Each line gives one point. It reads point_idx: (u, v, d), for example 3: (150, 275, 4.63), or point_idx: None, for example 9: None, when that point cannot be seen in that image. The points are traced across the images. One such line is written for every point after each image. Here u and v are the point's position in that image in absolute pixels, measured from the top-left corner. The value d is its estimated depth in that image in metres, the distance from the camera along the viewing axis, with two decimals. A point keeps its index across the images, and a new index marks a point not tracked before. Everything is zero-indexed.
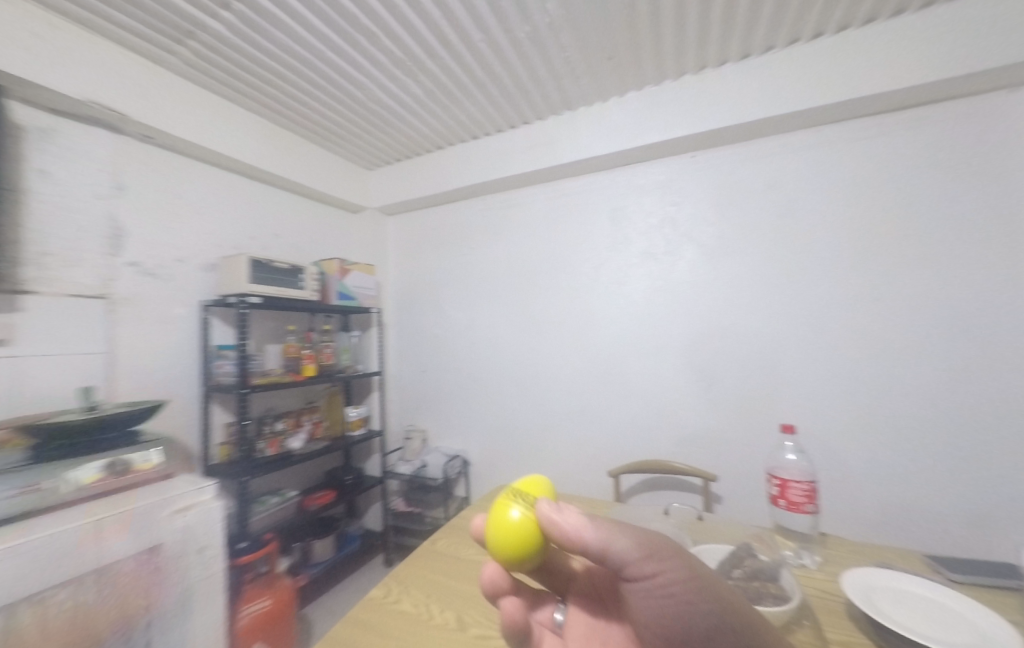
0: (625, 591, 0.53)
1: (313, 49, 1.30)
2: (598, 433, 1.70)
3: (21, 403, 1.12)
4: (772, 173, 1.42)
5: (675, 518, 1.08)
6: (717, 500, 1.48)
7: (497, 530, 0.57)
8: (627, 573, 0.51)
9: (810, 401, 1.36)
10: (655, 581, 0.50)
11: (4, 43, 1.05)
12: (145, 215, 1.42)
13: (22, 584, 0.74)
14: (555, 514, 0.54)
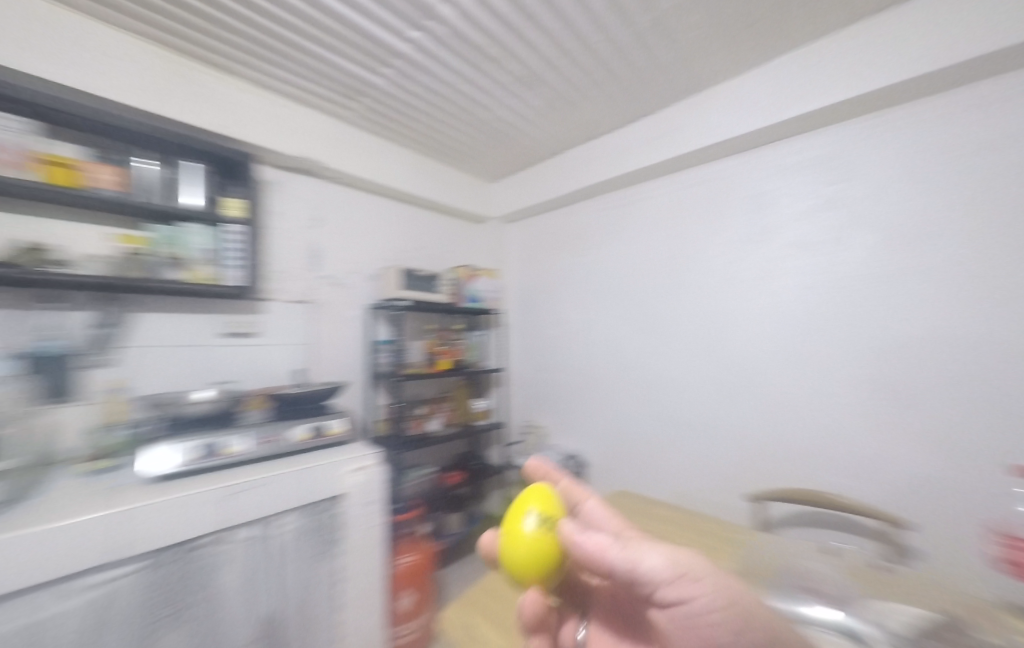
0: (660, 617, 0.51)
1: (453, 84, 1.52)
2: (736, 455, 1.57)
3: (264, 379, 1.57)
4: (978, 131, 1.14)
5: (840, 558, 0.93)
6: (895, 544, 1.24)
7: (512, 546, 0.60)
8: (660, 596, 0.49)
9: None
10: (693, 606, 0.48)
11: (256, 123, 1.49)
12: (333, 238, 1.83)
13: (267, 505, 1.04)
14: (581, 535, 0.53)
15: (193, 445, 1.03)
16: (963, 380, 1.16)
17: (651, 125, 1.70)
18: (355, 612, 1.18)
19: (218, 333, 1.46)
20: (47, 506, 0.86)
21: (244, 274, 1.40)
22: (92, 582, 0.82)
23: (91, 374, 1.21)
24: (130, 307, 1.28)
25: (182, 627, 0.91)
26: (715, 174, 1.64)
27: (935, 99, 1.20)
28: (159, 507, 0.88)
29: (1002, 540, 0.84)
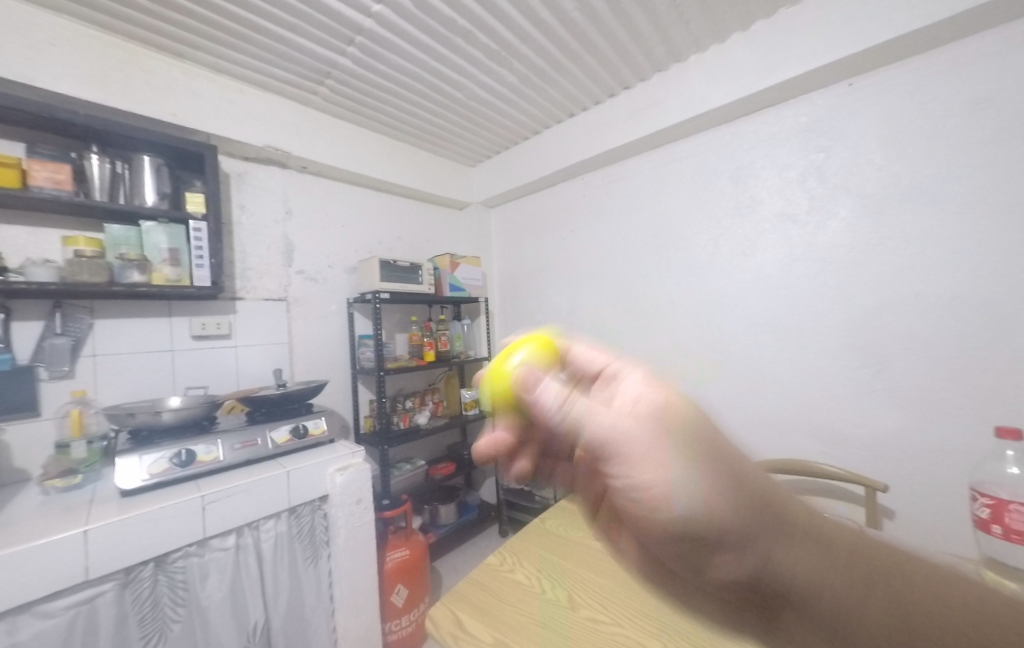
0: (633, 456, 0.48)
1: (419, 61, 1.44)
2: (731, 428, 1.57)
3: (243, 380, 1.52)
4: (975, 86, 1.10)
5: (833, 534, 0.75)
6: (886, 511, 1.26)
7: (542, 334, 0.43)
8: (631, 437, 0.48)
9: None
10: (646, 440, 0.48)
11: (215, 113, 1.39)
12: (306, 232, 1.76)
13: (250, 513, 1.01)
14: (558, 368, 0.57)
15: (162, 456, 0.98)
16: (955, 341, 1.14)
17: (629, 100, 1.64)
18: (347, 614, 1.16)
19: (187, 336, 1.39)
20: (9, 529, 0.81)
21: (211, 272, 1.32)
22: (56, 610, 0.77)
23: (46, 388, 1.15)
24: (86, 313, 1.21)
25: (163, 647, 0.88)
26: (698, 146, 1.60)
27: (932, 54, 1.15)
28: (130, 523, 0.84)
29: (981, 498, 0.81)
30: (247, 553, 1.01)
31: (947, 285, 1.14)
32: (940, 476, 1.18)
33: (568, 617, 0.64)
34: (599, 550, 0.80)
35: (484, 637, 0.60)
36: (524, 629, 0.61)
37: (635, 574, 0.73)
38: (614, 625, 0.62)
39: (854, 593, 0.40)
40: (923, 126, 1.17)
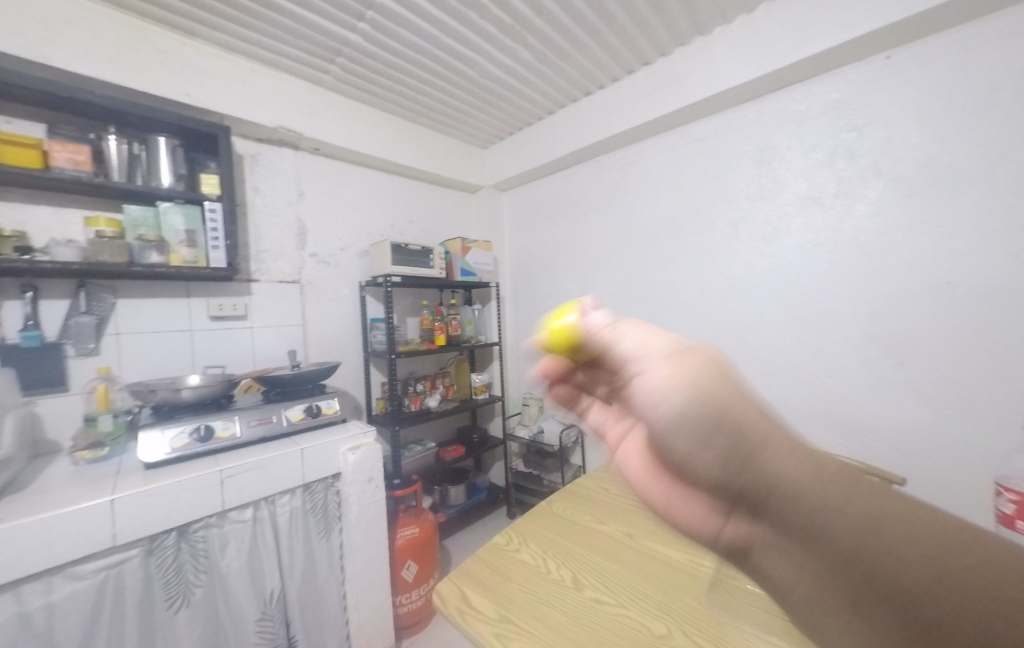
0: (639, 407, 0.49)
1: (432, 37, 1.40)
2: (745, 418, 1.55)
3: (259, 361, 1.55)
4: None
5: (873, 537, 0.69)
6: (903, 504, 1.24)
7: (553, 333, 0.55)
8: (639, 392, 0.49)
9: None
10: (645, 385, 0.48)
11: (229, 92, 1.39)
12: (319, 214, 1.77)
13: (266, 488, 1.04)
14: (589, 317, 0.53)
15: (182, 431, 1.02)
16: (983, 333, 1.10)
17: (648, 77, 1.59)
18: (359, 586, 1.21)
19: (205, 317, 1.42)
20: (41, 497, 0.85)
21: (226, 253, 1.33)
22: (86, 572, 0.82)
23: (73, 365, 1.19)
24: (108, 293, 1.24)
25: (186, 609, 0.93)
26: (719, 126, 1.54)
27: (978, 24, 1.08)
28: (153, 495, 0.88)
29: (1004, 493, 0.78)
30: (265, 526, 1.05)
31: (979, 274, 1.10)
32: (961, 470, 1.15)
33: (572, 596, 0.65)
34: (604, 532, 0.81)
35: (489, 612, 0.62)
36: (529, 607, 0.63)
37: (640, 558, 0.73)
38: (617, 606, 0.62)
39: (851, 523, 0.38)
40: (962, 104, 1.10)
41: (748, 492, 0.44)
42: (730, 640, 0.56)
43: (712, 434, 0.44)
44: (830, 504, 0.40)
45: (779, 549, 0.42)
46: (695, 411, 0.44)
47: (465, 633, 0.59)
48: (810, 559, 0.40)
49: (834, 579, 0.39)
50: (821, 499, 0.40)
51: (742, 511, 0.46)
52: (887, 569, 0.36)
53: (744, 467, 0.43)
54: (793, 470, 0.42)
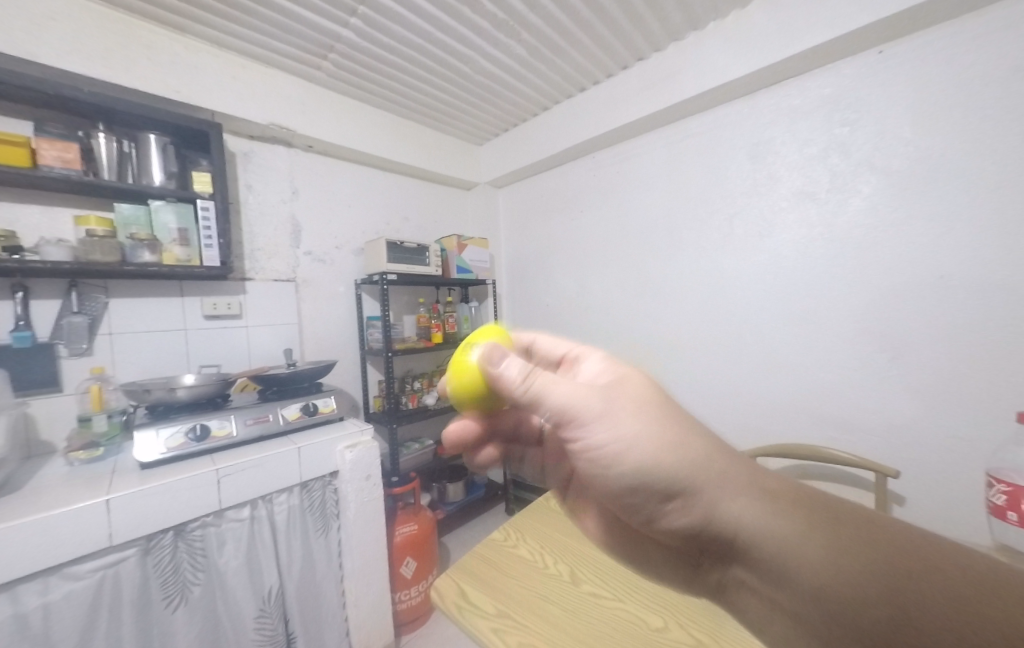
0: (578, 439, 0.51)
1: (425, 33, 1.39)
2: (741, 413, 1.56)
3: (255, 360, 1.54)
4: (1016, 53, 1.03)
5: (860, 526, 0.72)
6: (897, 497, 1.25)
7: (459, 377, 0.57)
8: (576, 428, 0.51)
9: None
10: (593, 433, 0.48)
11: (220, 89, 1.38)
12: (313, 212, 1.75)
13: (263, 487, 1.04)
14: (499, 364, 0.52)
15: (178, 431, 1.01)
16: (976, 326, 1.11)
17: (643, 72, 1.58)
18: (358, 583, 1.21)
19: (199, 316, 1.41)
20: (35, 498, 0.85)
21: (219, 252, 1.32)
22: (83, 573, 0.81)
23: (66, 366, 1.18)
24: (101, 292, 1.23)
25: (184, 608, 0.92)
26: (714, 122, 1.54)
27: (971, 18, 1.08)
28: (149, 495, 0.87)
29: (996, 484, 0.79)
30: (262, 524, 1.05)
31: (972, 268, 1.11)
32: (954, 462, 1.16)
33: (570, 591, 0.65)
34: None
35: (487, 608, 0.62)
36: (526, 602, 0.63)
37: None
38: (613, 600, 0.63)
39: (825, 563, 0.41)
40: (955, 98, 1.10)
41: (716, 538, 0.46)
42: (725, 631, 0.57)
43: (673, 467, 0.45)
44: (794, 548, 0.42)
45: (753, 596, 0.45)
46: (652, 470, 0.46)
47: (463, 629, 0.59)
48: (786, 602, 0.43)
49: (808, 620, 0.42)
50: (784, 544, 0.42)
51: (712, 557, 0.49)
52: (865, 613, 0.39)
53: (709, 514, 0.45)
54: (752, 512, 0.44)
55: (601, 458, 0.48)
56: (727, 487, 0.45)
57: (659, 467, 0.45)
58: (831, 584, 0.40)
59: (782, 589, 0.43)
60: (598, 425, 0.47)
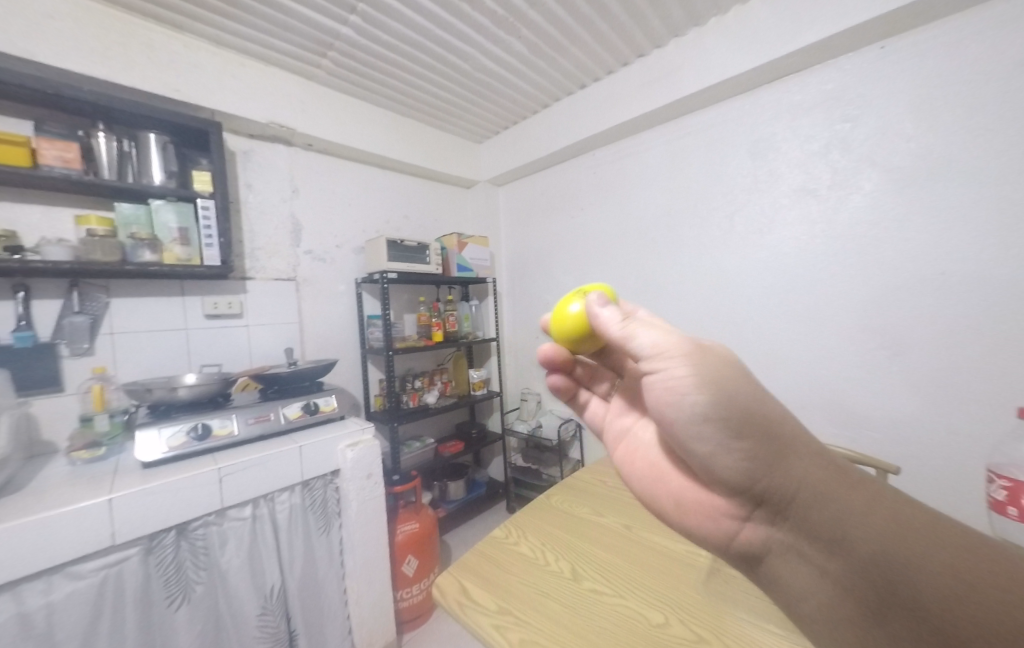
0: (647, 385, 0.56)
1: (425, 30, 1.39)
2: None
3: (255, 359, 1.54)
4: (1018, 48, 1.03)
5: None
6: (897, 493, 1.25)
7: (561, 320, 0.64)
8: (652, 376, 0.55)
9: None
10: (672, 383, 0.53)
11: (220, 87, 1.38)
12: (313, 211, 1.75)
13: (264, 486, 1.04)
14: (600, 308, 0.58)
15: (179, 430, 1.02)
16: (977, 323, 1.11)
17: (643, 69, 1.58)
18: (360, 581, 1.21)
19: (200, 315, 1.41)
20: (38, 497, 0.85)
21: (220, 251, 1.32)
22: (85, 572, 0.82)
23: (68, 365, 1.19)
24: (102, 292, 1.23)
25: (187, 606, 0.93)
26: (714, 118, 1.54)
27: (973, 12, 1.07)
28: (151, 494, 0.88)
29: (995, 479, 0.79)
30: (264, 523, 1.05)
31: (972, 264, 1.10)
32: (955, 458, 1.16)
33: (570, 587, 0.65)
34: (602, 524, 0.82)
35: (489, 604, 0.62)
36: (527, 598, 0.63)
37: (638, 549, 0.74)
38: (614, 596, 0.63)
39: (871, 527, 0.45)
40: (956, 94, 1.10)
41: (773, 494, 0.50)
42: (726, 628, 0.57)
43: (745, 434, 0.50)
44: (850, 512, 0.47)
45: (796, 563, 0.49)
46: (727, 423, 0.50)
47: (464, 625, 0.59)
48: (830, 567, 0.46)
49: (856, 589, 0.44)
50: (845, 506, 0.47)
51: (762, 515, 0.52)
52: (914, 581, 0.42)
53: (771, 470, 0.49)
54: (818, 473, 0.49)
55: (676, 397, 0.53)
56: (799, 445, 0.50)
57: (732, 407, 0.50)
58: (876, 545, 0.44)
59: (829, 543, 0.46)
60: (675, 363, 0.53)
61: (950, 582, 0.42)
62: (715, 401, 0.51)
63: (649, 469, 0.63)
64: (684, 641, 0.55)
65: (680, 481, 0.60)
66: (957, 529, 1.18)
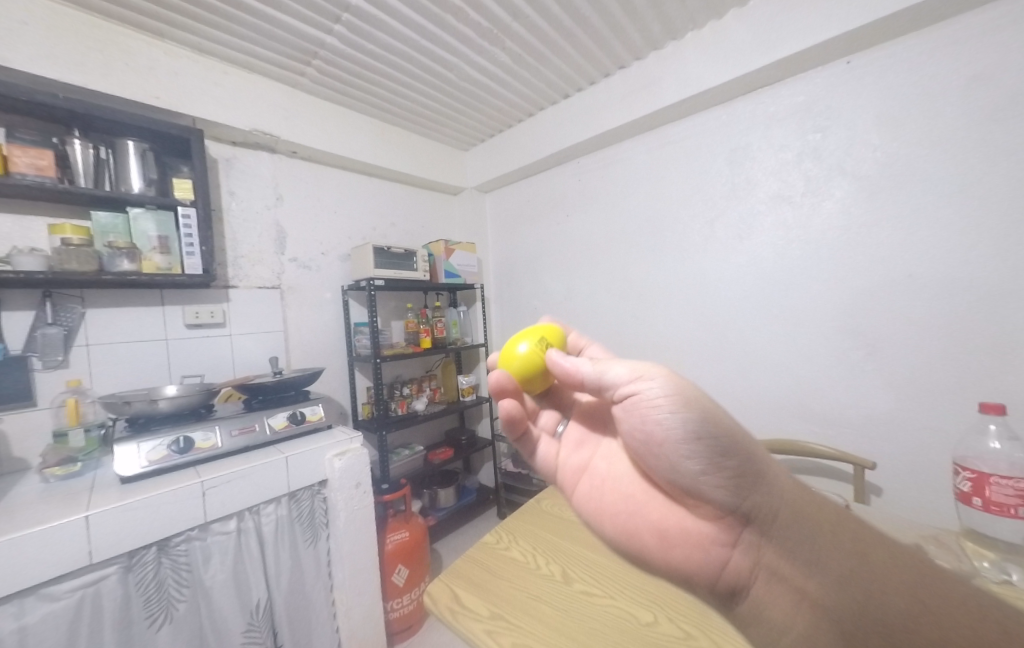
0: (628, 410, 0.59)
1: (409, 40, 1.40)
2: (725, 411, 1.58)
3: (239, 368, 1.51)
4: (974, 64, 1.09)
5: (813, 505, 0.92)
6: (875, 488, 1.29)
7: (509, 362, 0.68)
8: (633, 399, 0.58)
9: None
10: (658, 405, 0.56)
11: (201, 95, 1.36)
12: (297, 218, 1.73)
13: (249, 498, 1.02)
14: (562, 360, 0.64)
15: (160, 443, 0.99)
16: (945, 322, 1.16)
17: (625, 80, 1.62)
18: (350, 593, 1.19)
19: (180, 325, 1.38)
20: (9, 517, 0.82)
21: (202, 260, 1.30)
22: (61, 593, 0.79)
23: (41, 379, 1.15)
24: (77, 303, 1.20)
25: (169, 626, 0.90)
26: (693, 128, 1.58)
27: (934, 29, 1.13)
28: (130, 510, 0.85)
29: (961, 471, 0.82)
30: (250, 536, 1.03)
31: (939, 267, 1.15)
32: (929, 453, 1.20)
33: (562, 590, 0.66)
34: None
35: (481, 610, 0.62)
36: (519, 602, 0.63)
37: None
38: (605, 597, 0.64)
39: (836, 550, 0.51)
40: (920, 105, 1.16)
41: (756, 515, 0.53)
42: (714, 623, 0.58)
43: (727, 454, 0.54)
44: (818, 531, 0.53)
45: (779, 588, 0.51)
46: (711, 444, 0.54)
47: (456, 632, 0.59)
48: (810, 588, 0.50)
49: (830, 606, 0.48)
50: (815, 528, 0.53)
51: (746, 538, 0.54)
52: (875, 596, 0.47)
53: (752, 492, 0.53)
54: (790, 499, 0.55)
55: (659, 415, 0.56)
56: (770, 468, 0.56)
57: (719, 429, 0.54)
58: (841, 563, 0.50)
59: (805, 563, 0.51)
60: (655, 384, 0.57)
61: (903, 595, 0.47)
62: (698, 420, 0.54)
63: (625, 498, 0.62)
64: (674, 639, 0.56)
65: (660, 509, 0.59)
66: (930, 522, 1.22)
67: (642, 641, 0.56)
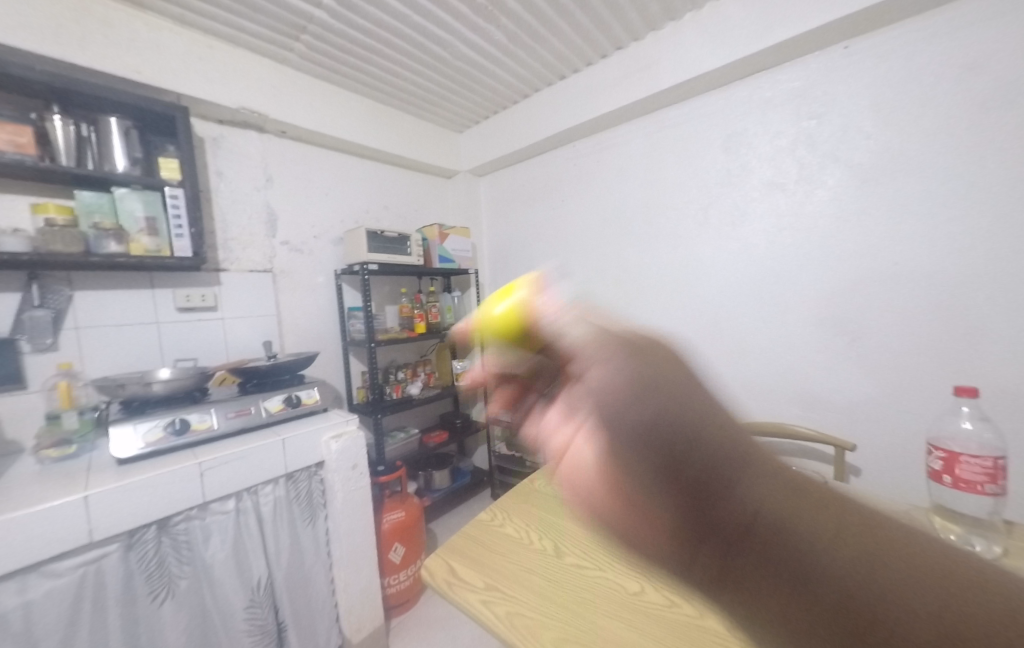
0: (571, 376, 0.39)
1: (401, 16, 1.36)
2: None
3: (233, 353, 1.51)
4: (971, 51, 1.08)
5: None
6: (854, 469, 1.34)
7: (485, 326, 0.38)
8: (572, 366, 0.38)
9: (1000, 360, 1.10)
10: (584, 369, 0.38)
11: (186, 70, 1.32)
12: (288, 200, 1.71)
13: (246, 480, 1.03)
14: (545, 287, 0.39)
15: (156, 425, 0.99)
16: (930, 311, 1.18)
17: (621, 62, 1.59)
18: (347, 570, 1.23)
19: (172, 309, 1.37)
20: (7, 497, 0.82)
21: (191, 242, 1.28)
22: (63, 570, 0.80)
23: (31, 361, 1.14)
24: (65, 285, 1.18)
25: (171, 601, 0.92)
26: (690, 112, 1.57)
27: (934, 14, 1.12)
28: (130, 491, 0.86)
29: (934, 450, 0.86)
30: (249, 516, 1.05)
31: (926, 256, 1.17)
32: (907, 437, 1.25)
33: (554, 563, 0.68)
34: None
35: (476, 582, 0.65)
36: (513, 575, 0.66)
37: None
38: (596, 570, 0.66)
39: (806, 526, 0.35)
40: (915, 93, 1.16)
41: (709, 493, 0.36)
42: (698, 592, 0.61)
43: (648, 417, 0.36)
44: (780, 506, 0.36)
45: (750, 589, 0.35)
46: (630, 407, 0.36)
47: (452, 601, 0.62)
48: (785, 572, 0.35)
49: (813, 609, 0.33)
50: (774, 501, 0.36)
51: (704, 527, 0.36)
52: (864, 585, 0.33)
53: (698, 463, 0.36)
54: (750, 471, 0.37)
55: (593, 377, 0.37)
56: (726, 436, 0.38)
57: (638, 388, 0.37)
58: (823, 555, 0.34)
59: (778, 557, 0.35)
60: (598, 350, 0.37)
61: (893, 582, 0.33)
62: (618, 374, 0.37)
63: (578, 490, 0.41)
64: (661, 606, 0.59)
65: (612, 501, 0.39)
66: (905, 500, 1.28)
67: (633, 608, 0.59)
